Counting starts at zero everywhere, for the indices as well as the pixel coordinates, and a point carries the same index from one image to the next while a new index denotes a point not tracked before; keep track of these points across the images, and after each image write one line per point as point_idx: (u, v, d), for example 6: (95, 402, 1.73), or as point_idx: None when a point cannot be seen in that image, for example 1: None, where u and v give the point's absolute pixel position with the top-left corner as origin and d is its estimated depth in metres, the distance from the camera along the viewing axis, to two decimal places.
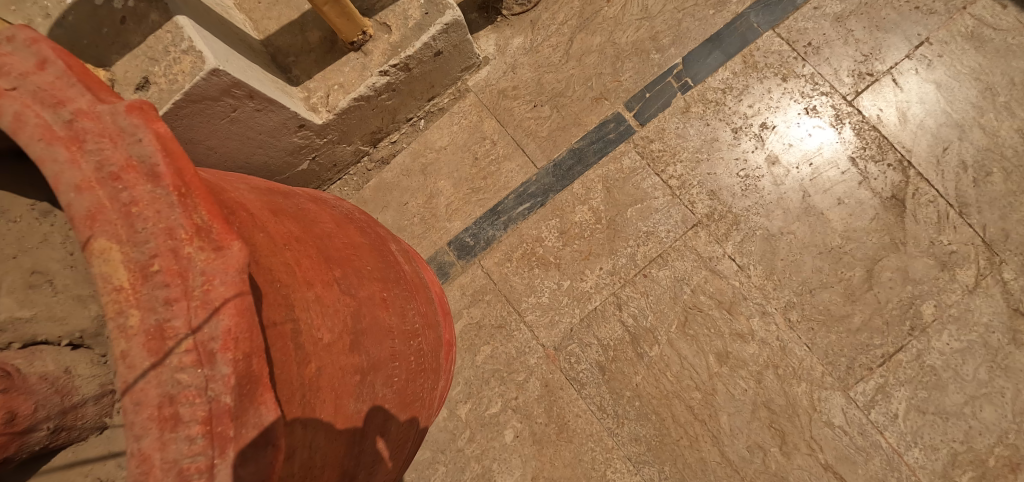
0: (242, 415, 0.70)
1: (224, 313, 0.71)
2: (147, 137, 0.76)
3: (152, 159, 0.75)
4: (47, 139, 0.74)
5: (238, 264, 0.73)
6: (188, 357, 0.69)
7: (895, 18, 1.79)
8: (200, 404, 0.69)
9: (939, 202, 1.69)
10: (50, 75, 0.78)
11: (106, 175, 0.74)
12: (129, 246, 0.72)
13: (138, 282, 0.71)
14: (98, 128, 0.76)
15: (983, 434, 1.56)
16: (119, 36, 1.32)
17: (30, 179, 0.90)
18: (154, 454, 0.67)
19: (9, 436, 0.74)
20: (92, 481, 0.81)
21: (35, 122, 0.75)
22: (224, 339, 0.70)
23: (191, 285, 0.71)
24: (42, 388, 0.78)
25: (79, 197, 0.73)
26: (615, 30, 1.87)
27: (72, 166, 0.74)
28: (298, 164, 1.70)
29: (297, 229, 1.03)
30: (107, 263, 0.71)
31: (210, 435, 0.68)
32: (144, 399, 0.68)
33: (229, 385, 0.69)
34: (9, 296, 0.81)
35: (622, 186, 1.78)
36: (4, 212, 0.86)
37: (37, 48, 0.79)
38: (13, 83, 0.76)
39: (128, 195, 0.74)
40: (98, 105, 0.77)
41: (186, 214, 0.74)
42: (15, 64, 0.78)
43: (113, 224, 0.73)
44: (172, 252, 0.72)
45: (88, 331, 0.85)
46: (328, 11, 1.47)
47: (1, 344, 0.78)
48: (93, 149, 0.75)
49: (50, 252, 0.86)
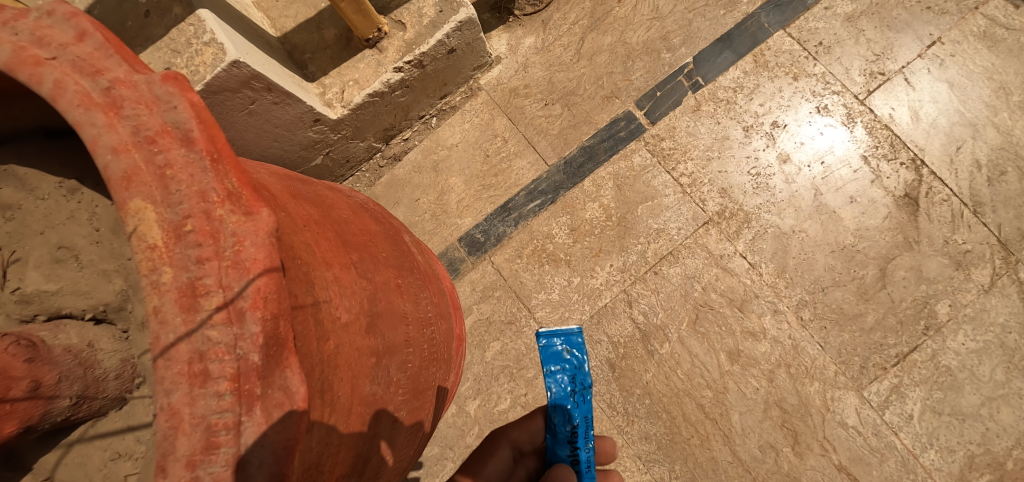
0: (267, 375, 0.71)
1: (253, 273, 0.72)
2: (181, 105, 0.79)
3: (186, 125, 0.78)
4: (85, 106, 0.76)
5: (268, 228, 0.74)
6: (218, 314, 0.71)
7: (907, 18, 1.80)
8: (229, 361, 0.71)
9: (953, 201, 1.68)
10: (88, 46, 0.81)
11: (143, 139, 0.77)
12: (163, 207, 0.74)
13: (171, 242, 0.73)
14: (134, 95, 0.79)
15: (1000, 436, 1.54)
16: (142, 29, 1.35)
17: (59, 157, 0.92)
18: (183, 409, 0.69)
19: (33, 403, 0.76)
20: (110, 455, 0.82)
21: (74, 89, 0.77)
22: (253, 298, 0.72)
23: (223, 246, 0.73)
24: (65, 360, 0.80)
25: (116, 159, 0.75)
26: (626, 30, 1.89)
27: (110, 130, 0.76)
28: (312, 158, 1.73)
29: (315, 213, 1.04)
30: (142, 222, 0.73)
31: (238, 392, 0.70)
32: (174, 355, 0.70)
33: (256, 344, 0.71)
34: (36, 271, 0.84)
35: (633, 184, 1.79)
36: (33, 190, 0.88)
37: (76, 21, 0.82)
38: (53, 53, 0.78)
39: (163, 158, 0.76)
40: (134, 75, 0.80)
41: (218, 178, 0.76)
42: (54, 35, 0.80)
43: (148, 186, 0.75)
44: (205, 214, 0.75)
45: (111, 305, 0.86)
46: (345, 8, 1.50)
47: (28, 316, 0.82)
48: (130, 115, 0.77)
49: (77, 228, 0.88)
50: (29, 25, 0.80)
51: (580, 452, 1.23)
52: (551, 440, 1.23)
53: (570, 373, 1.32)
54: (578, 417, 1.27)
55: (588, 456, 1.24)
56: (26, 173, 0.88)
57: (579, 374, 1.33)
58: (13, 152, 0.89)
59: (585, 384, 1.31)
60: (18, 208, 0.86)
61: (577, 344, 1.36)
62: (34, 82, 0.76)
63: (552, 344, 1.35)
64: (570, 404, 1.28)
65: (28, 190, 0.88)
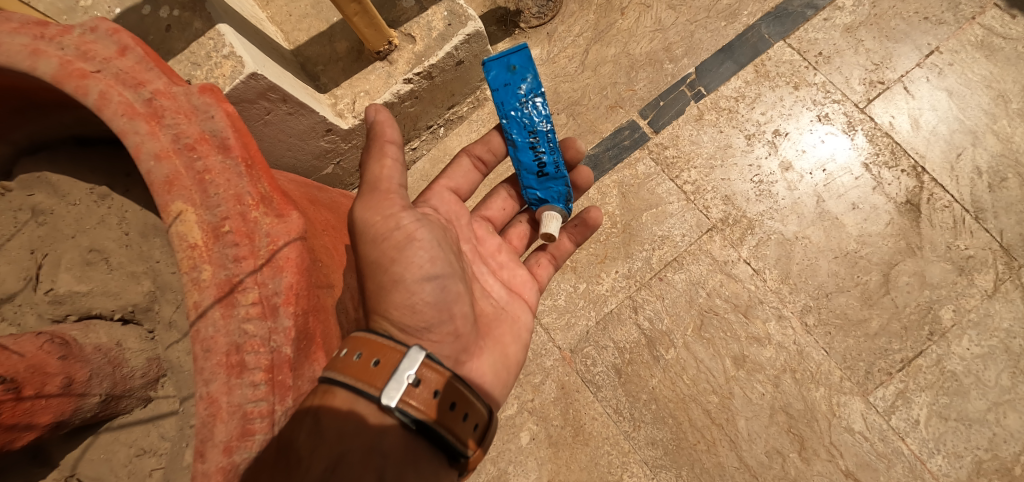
0: (297, 366, 0.93)
1: (287, 271, 0.94)
2: (217, 114, 1.02)
3: (222, 133, 1.01)
4: (128, 115, 0.97)
5: (297, 229, 0.97)
6: (254, 310, 0.92)
7: (905, 28, 1.84)
8: (263, 353, 0.91)
9: (954, 207, 1.70)
10: (130, 60, 1.02)
11: (182, 146, 0.98)
12: (202, 209, 0.96)
13: (211, 241, 0.95)
14: (175, 105, 1.01)
15: (1008, 441, 1.55)
16: (163, 42, 1.40)
17: (90, 164, 1.10)
18: (221, 398, 0.89)
19: (67, 398, 0.91)
20: (137, 449, 0.99)
21: (118, 100, 0.98)
22: (286, 294, 0.93)
23: (257, 246, 0.95)
24: (96, 358, 0.96)
25: (158, 165, 0.96)
26: (629, 41, 1.93)
27: (151, 137, 0.97)
28: (323, 168, 1.77)
29: (332, 219, 1.19)
30: (184, 223, 0.95)
31: (271, 382, 0.90)
32: (212, 347, 0.90)
33: (289, 338, 0.92)
34: (68, 273, 1.01)
35: (637, 191, 1.81)
36: (65, 196, 1.06)
37: (118, 37, 1.03)
38: (97, 67, 0.99)
39: (201, 164, 0.98)
40: (172, 87, 1.02)
41: (252, 183, 0.99)
42: (98, 50, 1.01)
43: (188, 189, 0.96)
44: (241, 216, 0.97)
45: (139, 306, 1.03)
46: (358, 22, 1.54)
47: (59, 315, 0.99)
48: (171, 123, 0.99)
49: (107, 232, 1.05)
50: (74, 40, 1.01)
51: (545, 155, 1.41)
52: (513, 149, 1.42)
53: (517, 85, 1.40)
54: (536, 123, 1.41)
55: (551, 154, 1.42)
56: (58, 180, 1.06)
57: (527, 88, 1.40)
58: (48, 158, 1.08)
59: (536, 91, 1.40)
60: (51, 213, 1.05)
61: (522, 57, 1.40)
62: (81, 92, 0.97)
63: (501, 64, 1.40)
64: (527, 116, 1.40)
65: (60, 196, 1.06)
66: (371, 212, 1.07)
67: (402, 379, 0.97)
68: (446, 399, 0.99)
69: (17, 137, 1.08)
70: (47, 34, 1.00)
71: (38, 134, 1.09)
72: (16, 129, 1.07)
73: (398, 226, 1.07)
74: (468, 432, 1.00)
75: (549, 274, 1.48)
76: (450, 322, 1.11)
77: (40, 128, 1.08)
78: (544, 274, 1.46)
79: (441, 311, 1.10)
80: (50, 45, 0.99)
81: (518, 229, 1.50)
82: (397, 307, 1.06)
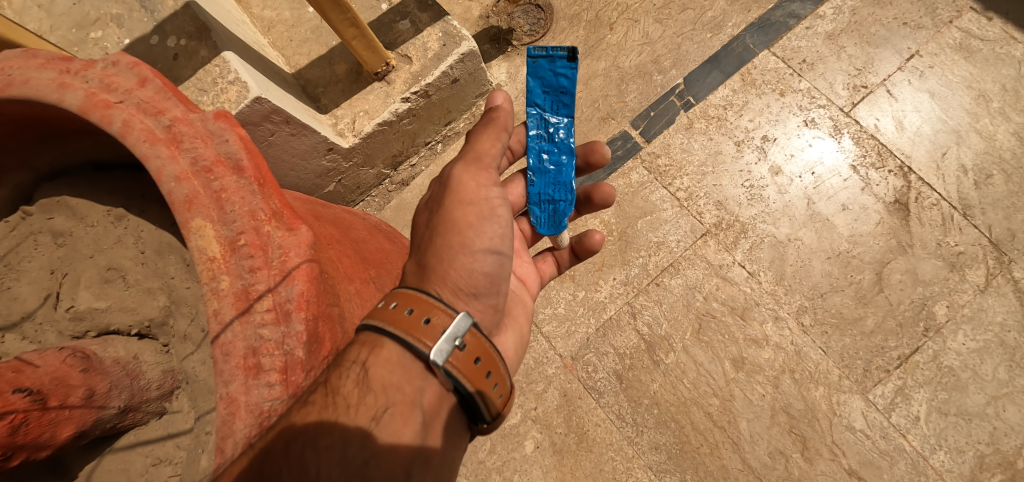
0: (310, 367, 0.96)
1: (297, 280, 0.97)
2: (231, 138, 1.06)
3: (236, 155, 1.05)
4: (150, 141, 1.02)
5: (308, 241, 1.01)
6: (269, 315, 0.96)
7: (884, 34, 1.89)
8: (278, 355, 0.94)
9: (942, 205, 1.74)
10: (150, 90, 1.07)
11: (200, 168, 1.02)
12: (219, 225, 1.00)
13: (227, 254, 0.99)
14: (192, 131, 1.05)
15: (1008, 434, 1.56)
16: (171, 70, 1.46)
17: (106, 188, 1.14)
18: (240, 397, 0.92)
19: (88, 410, 0.94)
20: (153, 458, 1.02)
21: (140, 127, 1.02)
22: (298, 301, 0.96)
23: (271, 257, 0.99)
24: (115, 370, 0.99)
25: (178, 186, 1.00)
26: (618, 55, 1.99)
27: (172, 160, 1.01)
28: (325, 185, 1.81)
29: (337, 233, 1.22)
30: (202, 238, 0.99)
31: (285, 382, 0.93)
32: (231, 351, 0.93)
33: (301, 341, 0.95)
34: (88, 290, 1.05)
35: (631, 199, 1.85)
36: (83, 218, 1.11)
37: (138, 70, 1.08)
38: (120, 98, 1.04)
39: (218, 184, 1.02)
40: (189, 114, 1.07)
41: (264, 200, 1.03)
42: (120, 82, 1.06)
43: (206, 208, 1.00)
44: (255, 230, 1.01)
45: (155, 321, 1.06)
46: (356, 45, 1.59)
47: (79, 332, 1.03)
48: (189, 147, 1.03)
49: (124, 251, 1.09)
50: (97, 74, 1.06)
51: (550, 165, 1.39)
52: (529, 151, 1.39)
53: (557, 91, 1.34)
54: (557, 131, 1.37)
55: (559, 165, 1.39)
56: (76, 203, 1.11)
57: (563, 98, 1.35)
58: (67, 183, 1.14)
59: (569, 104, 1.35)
60: (70, 235, 1.09)
61: (566, 66, 1.31)
62: (106, 121, 1.02)
63: (540, 68, 1.32)
64: (568, 131, 1.37)
65: (79, 218, 1.11)
66: (468, 174, 1.16)
67: (449, 342, 1.00)
68: (484, 367, 1.02)
69: (39, 165, 1.14)
70: (72, 68, 1.06)
71: (59, 161, 1.15)
72: (38, 157, 1.14)
73: (488, 197, 1.16)
74: (494, 400, 1.04)
75: (551, 272, 1.54)
76: (495, 297, 1.17)
77: (60, 155, 1.15)
78: (547, 271, 1.53)
79: (492, 283, 1.15)
80: (76, 79, 1.04)
81: (519, 227, 1.47)
82: (457, 268, 1.10)
